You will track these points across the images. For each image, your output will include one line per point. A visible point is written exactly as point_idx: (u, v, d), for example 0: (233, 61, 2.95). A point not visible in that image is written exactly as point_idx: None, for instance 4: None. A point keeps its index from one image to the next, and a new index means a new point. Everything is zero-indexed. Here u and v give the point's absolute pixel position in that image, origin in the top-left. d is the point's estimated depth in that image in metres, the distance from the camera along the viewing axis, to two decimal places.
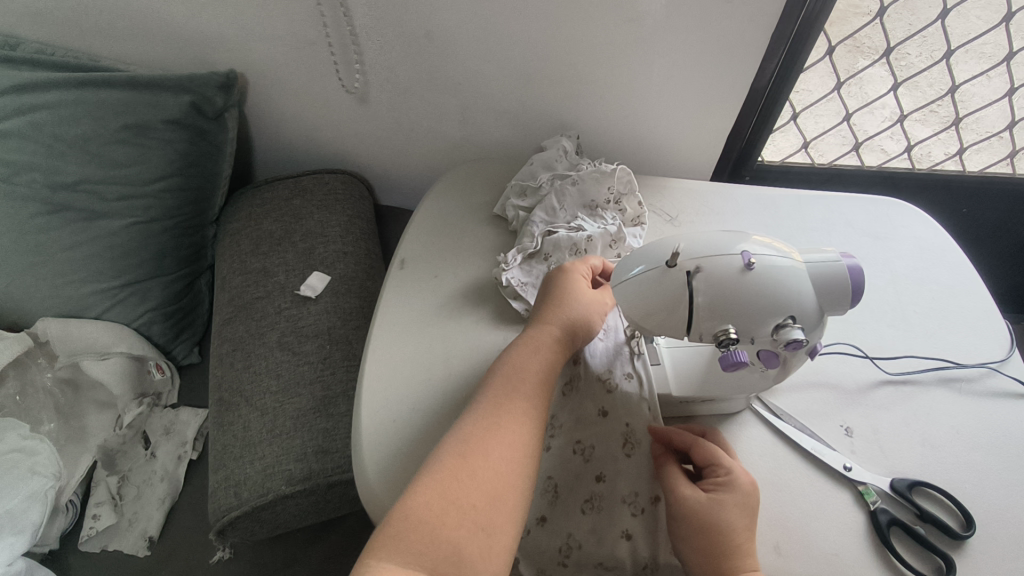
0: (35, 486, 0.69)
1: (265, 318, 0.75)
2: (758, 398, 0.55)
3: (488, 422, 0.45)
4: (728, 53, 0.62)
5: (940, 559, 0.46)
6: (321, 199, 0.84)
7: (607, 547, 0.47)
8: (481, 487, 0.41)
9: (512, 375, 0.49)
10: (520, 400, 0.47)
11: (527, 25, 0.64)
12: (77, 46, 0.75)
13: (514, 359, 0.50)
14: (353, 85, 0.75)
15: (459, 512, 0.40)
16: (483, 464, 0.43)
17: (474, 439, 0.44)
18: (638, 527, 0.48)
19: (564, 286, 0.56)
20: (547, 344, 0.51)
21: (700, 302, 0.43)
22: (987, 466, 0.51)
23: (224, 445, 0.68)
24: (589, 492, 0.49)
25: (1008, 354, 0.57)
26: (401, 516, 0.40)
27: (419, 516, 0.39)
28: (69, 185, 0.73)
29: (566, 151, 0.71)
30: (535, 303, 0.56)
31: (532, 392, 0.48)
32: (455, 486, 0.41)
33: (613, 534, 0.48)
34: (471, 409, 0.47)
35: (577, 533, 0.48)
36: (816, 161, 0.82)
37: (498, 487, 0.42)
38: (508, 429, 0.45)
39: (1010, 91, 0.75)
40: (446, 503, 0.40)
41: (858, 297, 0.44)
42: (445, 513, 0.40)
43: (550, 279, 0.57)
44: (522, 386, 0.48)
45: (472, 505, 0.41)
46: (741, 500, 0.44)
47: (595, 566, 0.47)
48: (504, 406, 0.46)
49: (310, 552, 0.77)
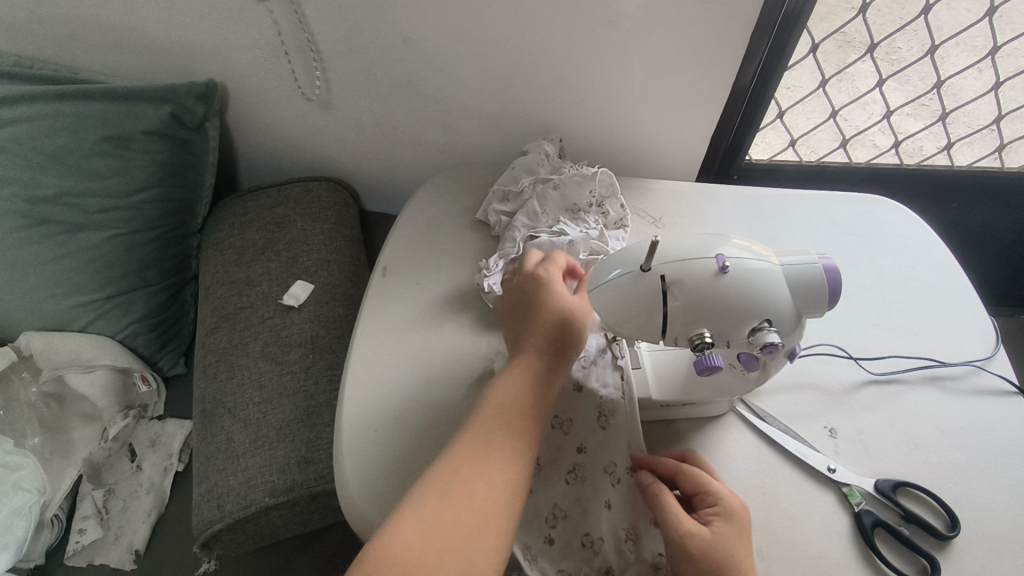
0: (19, 502, 0.69)
1: (248, 328, 0.75)
2: (742, 401, 0.54)
3: (474, 448, 0.44)
4: (709, 53, 0.62)
5: (925, 561, 0.46)
6: (305, 207, 0.84)
7: (591, 518, 0.48)
8: (465, 531, 0.40)
9: (502, 391, 0.47)
10: (510, 420, 0.45)
11: (509, 29, 0.64)
12: (57, 57, 0.75)
13: (500, 383, 0.47)
14: (314, 90, 0.75)
15: (441, 549, 0.38)
16: (468, 505, 0.41)
17: (459, 468, 0.42)
18: (619, 497, 0.48)
19: (547, 291, 0.51)
20: (534, 364, 0.48)
21: (675, 306, 0.42)
22: (972, 465, 0.50)
23: (207, 457, 0.68)
24: (571, 463, 0.50)
25: (994, 352, 0.57)
26: (381, 549, 0.38)
27: (400, 551, 0.38)
28: (49, 199, 0.73)
29: (548, 154, 0.70)
30: (515, 308, 0.53)
31: (521, 422, 0.45)
32: (439, 530, 0.39)
33: (596, 505, 0.48)
34: (457, 438, 0.45)
35: (562, 503, 0.49)
36: (805, 159, 0.82)
37: (482, 520, 0.40)
38: (494, 465, 0.43)
39: (997, 84, 0.74)
40: (429, 546, 0.38)
41: (836, 299, 0.44)
42: (428, 556, 0.38)
43: (526, 281, 0.53)
44: (508, 414, 0.45)
45: (454, 541, 0.39)
46: (738, 528, 0.43)
47: (581, 537, 0.47)
48: (492, 436, 0.44)
49: (298, 560, 0.77)
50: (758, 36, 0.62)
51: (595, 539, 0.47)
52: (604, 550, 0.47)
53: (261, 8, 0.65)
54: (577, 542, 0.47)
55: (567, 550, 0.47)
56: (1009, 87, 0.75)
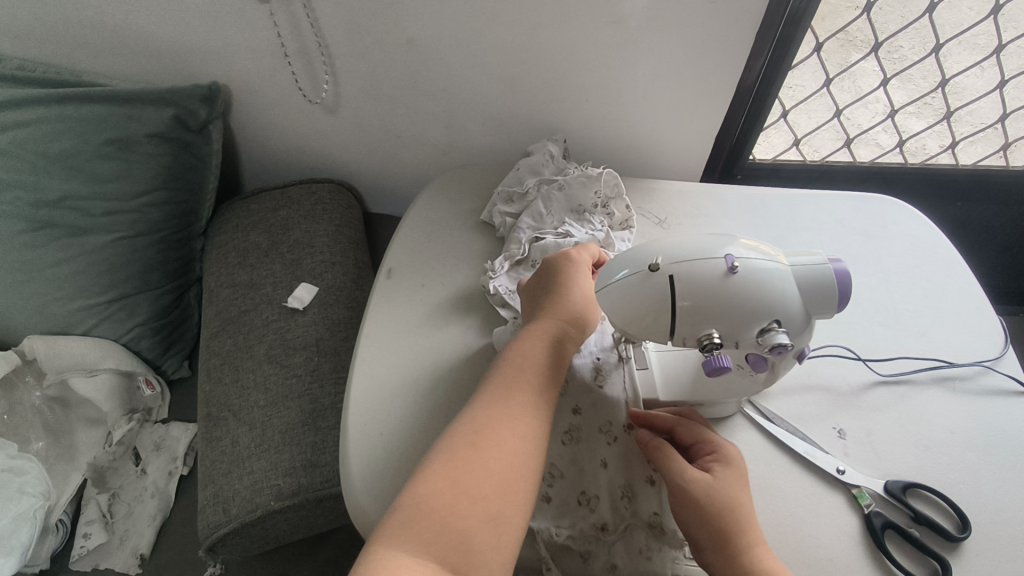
0: (24, 507, 0.68)
1: (253, 331, 0.75)
2: (750, 402, 0.54)
3: (497, 413, 0.44)
4: (713, 53, 0.62)
5: (936, 562, 0.45)
6: (309, 209, 0.84)
7: (588, 476, 0.49)
8: (491, 478, 0.41)
9: (521, 362, 0.48)
10: (529, 390, 0.46)
11: (512, 30, 0.63)
12: (59, 60, 0.75)
13: (520, 349, 0.49)
14: (319, 94, 0.75)
15: (469, 502, 0.39)
16: (494, 455, 0.42)
17: (482, 429, 0.43)
18: (614, 455, 0.50)
19: (568, 270, 0.54)
20: (553, 333, 0.50)
21: (684, 305, 0.42)
22: (982, 465, 0.50)
23: (212, 461, 0.68)
24: (567, 424, 0.51)
25: (1002, 352, 0.57)
26: (410, 503, 0.39)
27: (429, 504, 0.39)
28: (52, 202, 0.73)
29: (553, 155, 0.70)
30: (535, 288, 0.55)
31: (540, 384, 0.47)
32: (465, 477, 0.40)
33: (591, 463, 0.49)
34: (477, 398, 0.46)
35: (559, 463, 0.49)
36: (809, 158, 0.81)
37: (509, 479, 0.41)
38: (516, 419, 0.44)
39: (1001, 82, 0.74)
40: (456, 492, 0.39)
41: (846, 300, 0.43)
42: (455, 503, 0.39)
43: (549, 264, 0.55)
44: (527, 375, 0.47)
45: (482, 496, 0.40)
46: (738, 474, 0.45)
47: (578, 494, 0.48)
48: (512, 394, 0.46)
49: (303, 564, 0.77)
50: (763, 35, 0.61)
51: (591, 496, 0.48)
52: (600, 508, 0.47)
53: (263, 10, 0.65)
54: (574, 500, 0.48)
55: (563, 507, 0.47)
56: (1013, 86, 0.75)
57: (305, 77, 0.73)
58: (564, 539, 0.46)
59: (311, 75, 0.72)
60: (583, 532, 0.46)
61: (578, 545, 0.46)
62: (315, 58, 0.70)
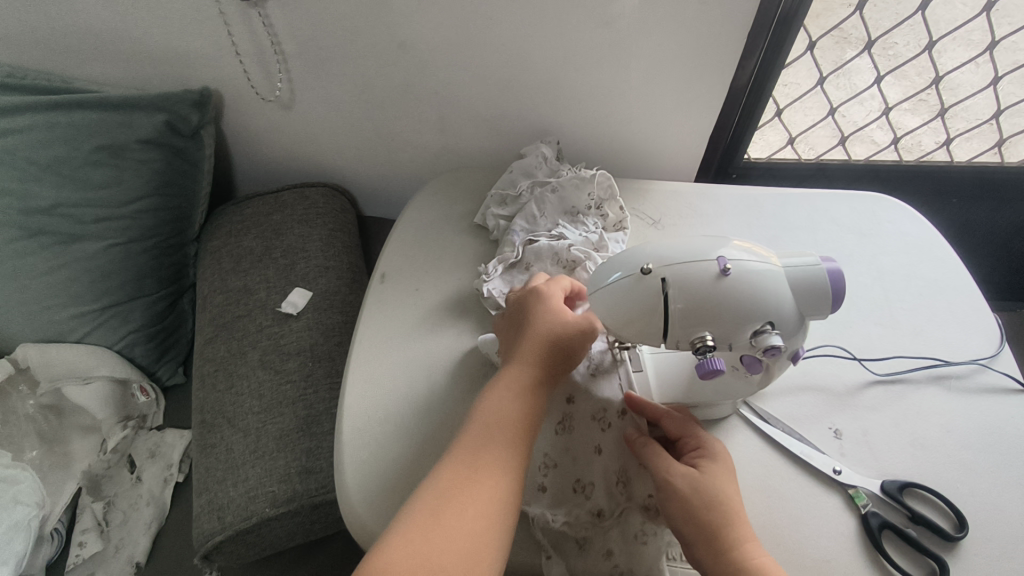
0: (18, 516, 0.68)
1: (247, 337, 0.75)
2: (746, 404, 0.54)
3: (468, 464, 0.43)
4: (707, 53, 0.62)
5: (933, 562, 0.45)
6: (302, 214, 0.84)
7: (581, 464, 0.49)
8: (455, 545, 0.39)
9: (494, 409, 0.46)
10: (502, 438, 0.45)
11: (504, 31, 0.63)
12: (49, 67, 0.74)
13: (488, 401, 0.47)
14: (273, 93, 0.75)
15: (436, 564, 0.38)
16: (457, 520, 0.40)
17: (452, 484, 0.42)
18: (608, 442, 0.50)
19: (542, 307, 0.52)
20: (523, 381, 0.48)
21: (677, 309, 0.42)
22: (979, 464, 0.50)
23: (207, 467, 0.67)
24: (561, 413, 0.52)
25: (998, 350, 0.57)
26: (377, 567, 0.38)
27: (395, 568, 0.38)
28: (44, 210, 0.72)
29: (546, 157, 0.70)
30: (510, 330, 0.53)
31: (510, 437, 0.45)
32: (429, 544, 0.39)
33: (585, 451, 0.50)
34: (447, 454, 0.45)
35: (553, 453, 0.50)
36: (804, 156, 0.81)
37: (478, 536, 0.40)
38: (482, 478, 0.43)
39: (995, 79, 0.74)
40: (420, 562, 0.38)
41: (839, 301, 0.43)
42: (418, 574, 0.38)
43: (523, 302, 0.54)
44: (495, 428, 0.45)
45: (450, 557, 0.39)
46: (723, 467, 0.45)
47: (573, 482, 0.49)
48: (479, 450, 0.44)
49: (300, 570, 0.77)
50: (756, 34, 0.61)
51: (586, 484, 0.48)
52: (596, 494, 0.48)
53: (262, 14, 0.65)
54: (569, 488, 0.48)
55: (559, 497, 0.48)
56: (1008, 82, 0.74)
57: (298, 80, 0.73)
58: (561, 526, 0.46)
59: (265, 72, 0.72)
60: (579, 519, 0.47)
61: (574, 532, 0.46)
62: (268, 57, 0.70)
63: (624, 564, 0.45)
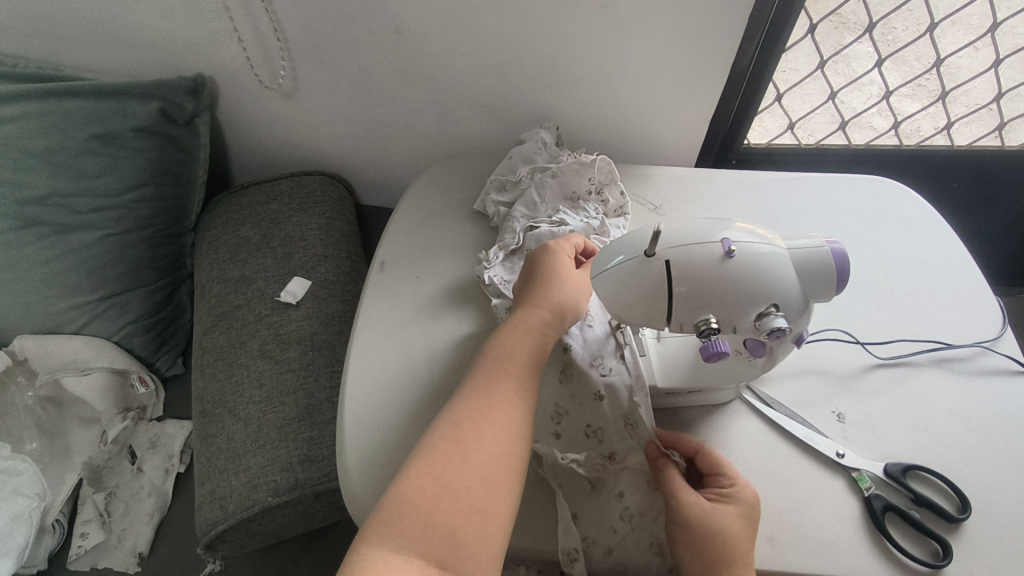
0: (19, 508, 0.68)
1: (246, 326, 0.74)
2: (749, 388, 0.54)
3: (480, 403, 0.43)
4: (706, 37, 0.61)
5: (937, 544, 0.45)
6: (300, 202, 0.83)
7: (589, 410, 0.50)
8: (475, 470, 0.40)
9: (504, 353, 0.47)
10: (512, 380, 0.45)
11: (500, 16, 0.62)
12: (40, 55, 0.73)
13: (502, 342, 0.48)
14: (275, 80, 0.74)
15: (453, 495, 0.38)
16: (475, 448, 0.41)
17: (465, 421, 0.42)
18: (609, 387, 0.51)
19: (549, 262, 0.54)
20: (538, 324, 0.49)
21: (681, 291, 0.41)
22: (981, 446, 0.50)
23: (209, 458, 0.67)
24: (562, 362, 0.52)
25: (1001, 332, 0.56)
26: (395, 500, 0.38)
27: (413, 500, 0.38)
28: (38, 200, 0.71)
29: (545, 143, 0.69)
30: (521, 286, 0.54)
31: (523, 372, 0.46)
32: (450, 471, 0.39)
33: (588, 397, 0.50)
34: (462, 391, 0.45)
35: (562, 401, 0.51)
36: (804, 142, 0.80)
37: (493, 469, 0.40)
38: (499, 411, 0.43)
39: (996, 62, 0.73)
40: (440, 486, 0.39)
41: (843, 283, 0.43)
42: (439, 497, 0.38)
43: (536, 258, 0.55)
44: (511, 367, 0.46)
45: (466, 488, 0.39)
46: (743, 510, 0.43)
47: (584, 427, 0.49)
48: (494, 385, 0.45)
49: (304, 557, 0.77)
50: (756, 17, 0.60)
51: (597, 429, 0.49)
52: (608, 437, 0.49)
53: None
54: (581, 433, 0.49)
55: (572, 441, 0.49)
56: (1008, 65, 0.74)
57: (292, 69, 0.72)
58: (570, 464, 0.47)
59: (267, 60, 0.71)
60: (591, 460, 0.48)
61: (587, 472, 0.47)
62: (270, 45, 0.69)
63: (635, 507, 0.47)
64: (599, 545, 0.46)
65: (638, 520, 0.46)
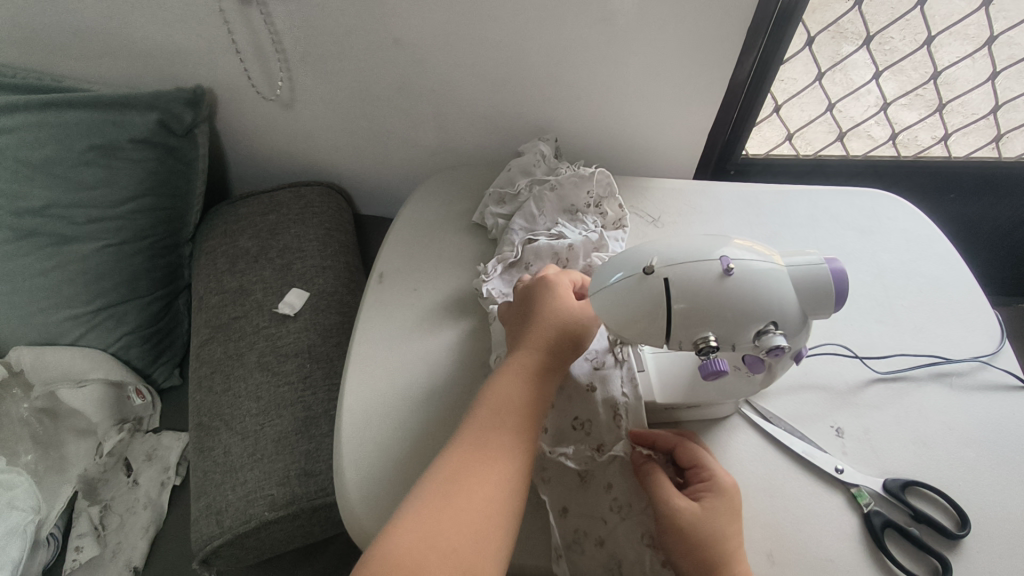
0: (13, 521, 0.68)
1: (244, 338, 0.74)
2: (748, 402, 0.54)
3: (473, 455, 0.43)
4: (704, 49, 0.61)
5: (936, 561, 0.45)
6: (298, 213, 0.83)
7: (578, 403, 0.51)
8: (463, 520, 0.40)
9: (500, 400, 0.46)
10: (506, 431, 0.44)
11: (500, 28, 0.62)
12: (38, 65, 0.73)
13: (497, 387, 0.47)
14: (273, 91, 0.74)
15: (443, 556, 0.37)
16: (466, 506, 0.40)
17: (458, 476, 0.42)
18: (601, 380, 0.52)
19: (548, 297, 0.52)
20: (535, 369, 0.48)
21: (680, 309, 0.41)
22: (980, 462, 0.50)
23: (205, 471, 0.67)
24: None
25: (999, 346, 0.56)
26: (382, 555, 0.37)
27: (401, 556, 0.37)
28: (35, 211, 0.71)
29: (544, 155, 0.69)
30: (517, 321, 0.53)
31: (520, 422, 0.45)
32: (437, 519, 0.39)
33: (579, 389, 0.52)
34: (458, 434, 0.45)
35: (551, 395, 0.52)
36: (802, 152, 0.81)
37: (483, 526, 0.40)
38: (493, 457, 0.43)
39: (993, 74, 0.73)
40: (429, 546, 0.38)
41: (842, 301, 0.43)
42: (427, 557, 0.37)
43: (532, 289, 0.53)
44: (507, 409, 0.45)
45: (455, 547, 0.38)
46: (729, 506, 0.43)
47: (572, 420, 0.51)
48: (488, 437, 0.44)
49: (301, 570, 0.77)
50: (755, 28, 0.60)
51: (585, 421, 0.51)
52: (596, 428, 0.50)
53: (227, 8, 0.64)
54: (569, 426, 0.51)
55: (561, 435, 0.50)
56: (1005, 77, 0.74)
57: (278, 78, 0.72)
58: (559, 457, 0.48)
59: (265, 72, 0.71)
60: (580, 453, 0.49)
61: (575, 464, 0.48)
62: (268, 54, 0.69)
63: (624, 497, 0.47)
64: (591, 536, 0.46)
65: (628, 511, 0.47)
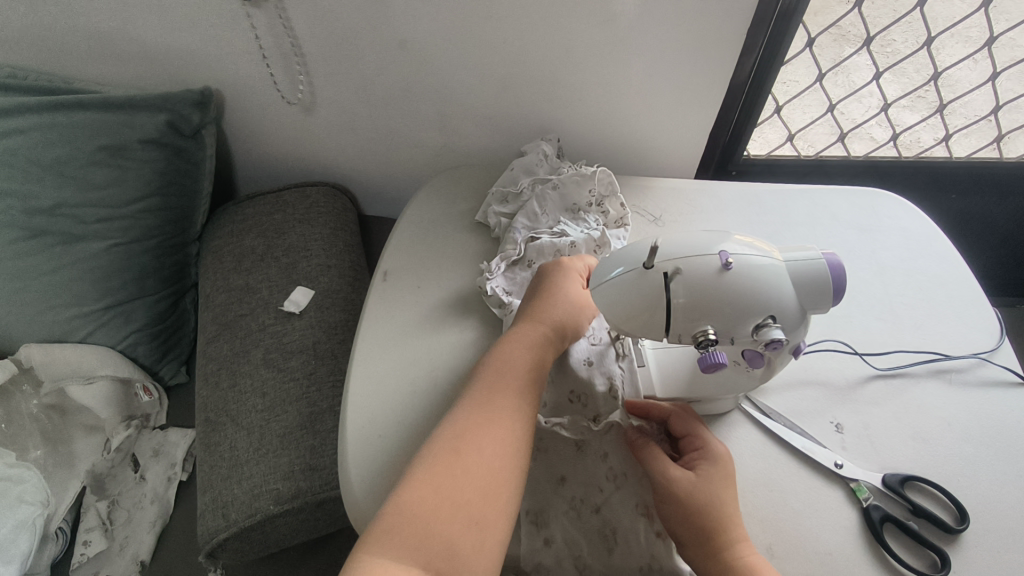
0: (23, 515, 0.69)
1: (250, 335, 0.75)
2: (747, 398, 0.54)
3: (481, 415, 0.44)
4: (705, 50, 0.62)
5: (934, 554, 0.46)
6: (303, 212, 0.84)
7: (573, 377, 0.53)
8: (474, 483, 0.40)
9: (505, 366, 0.47)
10: (512, 394, 0.46)
11: (504, 30, 0.63)
12: (50, 68, 0.74)
13: (502, 354, 0.48)
14: (295, 95, 0.75)
15: (452, 507, 0.39)
16: (474, 460, 0.41)
17: (466, 433, 0.43)
18: (597, 356, 0.54)
19: (552, 278, 0.55)
20: (539, 339, 0.50)
21: (679, 302, 0.42)
22: (979, 457, 0.50)
23: (212, 466, 0.68)
24: None
25: (998, 343, 0.57)
26: (395, 511, 0.39)
27: (412, 510, 0.38)
28: (47, 210, 0.73)
29: (546, 154, 0.70)
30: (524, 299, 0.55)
31: (524, 387, 0.47)
32: (449, 482, 0.40)
33: (576, 364, 0.54)
34: (462, 403, 0.46)
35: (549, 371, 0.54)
36: (804, 153, 0.81)
37: (492, 481, 0.41)
38: (499, 423, 0.44)
39: (993, 75, 0.74)
40: (439, 497, 0.39)
41: (840, 296, 0.43)
42: (438, 508, 0.39)
43: (544, 273, 0.56)
44: (510, 382, 0.47)
45: (465, 500, 0.39)
46: (723, 473, 0.45)
47: (569, 393, 0.52)
48: (494, 399, 0.45)
49: (305, 565, 0.77)
50: (755, 30, 0.61)
51: (581, 394, 0.52)
52: (592, 401, 0.52)
53: (253, 14, 0.65)
54: (566, 399, 0.52)
55: (558, 407, 0.52)
56: (1006, 78, 0.74)
57: (300, 82, 0.73)
58: (555, 426, 0.50)
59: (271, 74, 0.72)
60: (577, 423, 0.50)
61: (572, 434, 0.50)
62: (290, 60, 0.70)
63: (619, 467, 0.49)
64: (587, 504, 0.47)
65: (623, 480, 0.48)
